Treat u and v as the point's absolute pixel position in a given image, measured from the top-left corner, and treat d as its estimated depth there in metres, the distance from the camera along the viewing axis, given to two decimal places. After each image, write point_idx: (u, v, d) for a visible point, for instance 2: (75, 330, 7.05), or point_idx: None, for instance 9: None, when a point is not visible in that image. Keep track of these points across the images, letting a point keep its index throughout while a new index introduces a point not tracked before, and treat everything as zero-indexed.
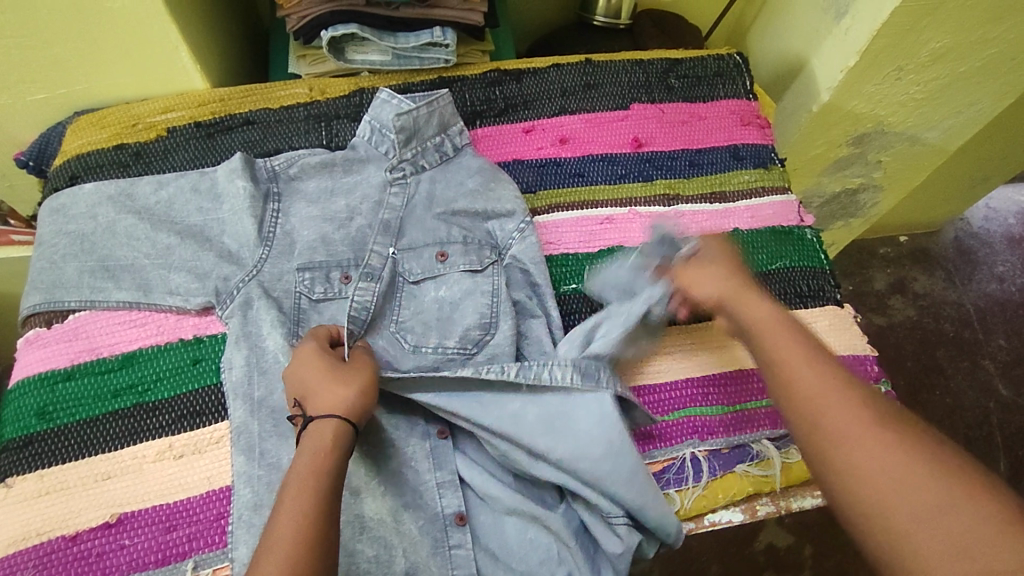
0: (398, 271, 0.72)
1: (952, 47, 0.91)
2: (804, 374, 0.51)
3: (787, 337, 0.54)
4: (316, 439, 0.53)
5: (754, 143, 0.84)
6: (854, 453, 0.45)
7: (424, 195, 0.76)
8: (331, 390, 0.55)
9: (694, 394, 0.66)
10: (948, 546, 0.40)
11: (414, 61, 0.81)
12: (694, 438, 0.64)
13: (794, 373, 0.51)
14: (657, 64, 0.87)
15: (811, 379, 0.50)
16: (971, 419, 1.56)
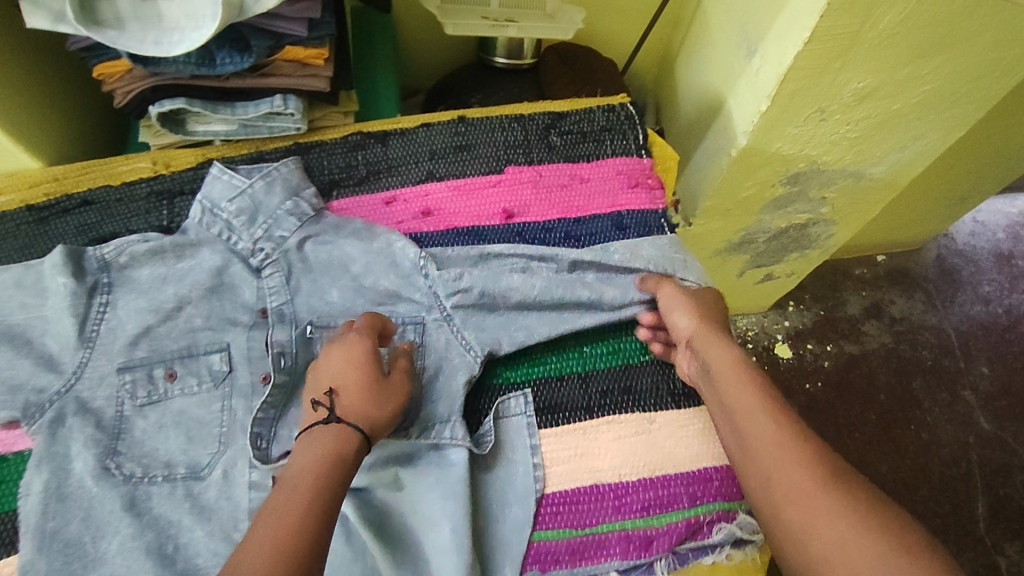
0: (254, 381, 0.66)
1: (877, 86, 0.81)
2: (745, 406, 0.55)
3: (731, 379, 0.58)
4: (336, 444, 0.53)
5: (640, 209, 0.76)
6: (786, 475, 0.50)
7: (286, 267, 0.69)
8: (365, 400, 0.56)
9: (543, 515, 0.60)
10: None
11: (262, 129, 0.74)
12: (533, 569, 0.59)
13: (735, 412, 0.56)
14: (539, 118, 0.79)
15: (753, 408, 0.55)
16: (948, 456, 1.46)
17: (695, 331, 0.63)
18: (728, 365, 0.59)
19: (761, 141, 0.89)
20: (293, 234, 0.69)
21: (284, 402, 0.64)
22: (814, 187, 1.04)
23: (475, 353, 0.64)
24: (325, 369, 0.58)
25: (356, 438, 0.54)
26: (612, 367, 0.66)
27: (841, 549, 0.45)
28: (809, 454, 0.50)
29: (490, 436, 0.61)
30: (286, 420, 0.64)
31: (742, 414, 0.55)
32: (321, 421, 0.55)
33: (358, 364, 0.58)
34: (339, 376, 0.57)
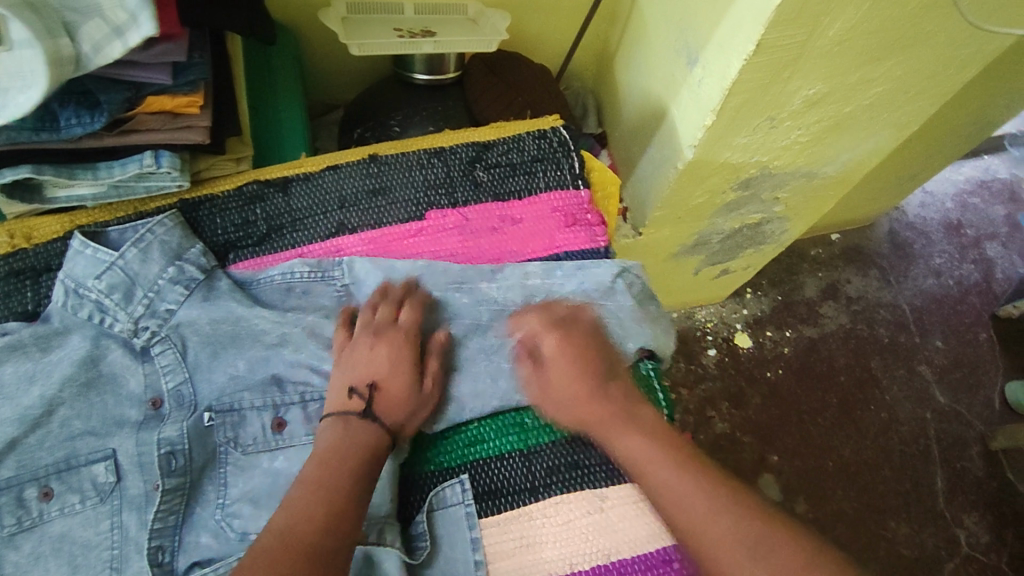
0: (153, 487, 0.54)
1: (828, 92, 0.75)
2: (686, 498, 0.52)
3: (648, 477, 0.54)
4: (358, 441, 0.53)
5: (579, 251, 0.68)
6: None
7: (182, 348, 0.59)
8: (400, 391, 0.56)
9: None
10: None
11: (137, 188, 0.63)
12: None
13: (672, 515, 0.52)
14: (462, 150, 0.70)
15: (695, 502, 0.51)
16: (909, 433, 1.45)
17: (593, 416, 0.57)
18: (652, 455, 0.55)
19: (709, 153, 0.82)
20: (181, 306, 0.59)
21: (185, 504, 0.54)
22: (767, 189, 0.98)
23: None
24: (363, 358, 0.57)
25: (381, 435, 0.54)
26: (558, 439, 0.60)
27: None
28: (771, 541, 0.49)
29: (425, 541, 0.54)
30: (192, 522, 0.54)
31: (686, 515, 0.51)
32: (356, 412, 0.54)
33: (401, 369, 0.57)
34: (380, 370, 0.56)
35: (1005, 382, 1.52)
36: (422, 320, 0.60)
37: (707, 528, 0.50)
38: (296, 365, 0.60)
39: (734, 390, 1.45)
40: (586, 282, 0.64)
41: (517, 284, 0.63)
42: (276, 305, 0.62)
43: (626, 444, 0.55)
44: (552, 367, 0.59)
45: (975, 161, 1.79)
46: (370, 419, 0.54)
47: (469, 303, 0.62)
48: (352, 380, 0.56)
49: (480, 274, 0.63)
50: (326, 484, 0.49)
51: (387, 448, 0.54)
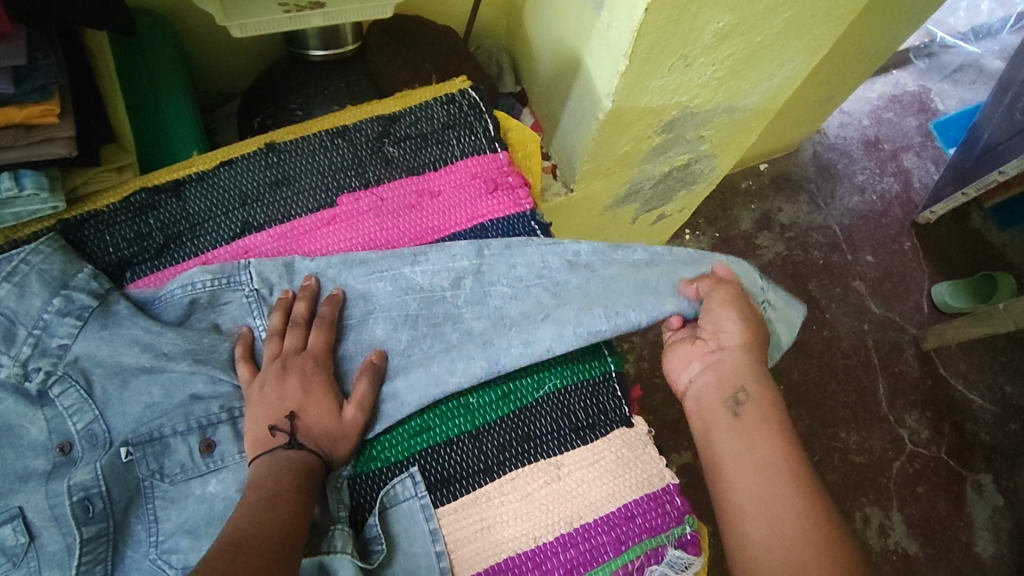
0: (71, 540, 0.50)
1: (737, 23, 0.74)
2: (745, 454, 0.56)
3: (718, 415, 0.60)
4: (286, 463, 0.49)
5: (504, 217, 0.65)
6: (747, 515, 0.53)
7: (84, 384, 0.53)
8: (323, 422, 0.52)
9: None
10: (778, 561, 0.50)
11: (4, 215, 0.55)
12: None
13: (725, 458, 0.57)
14: (367, 126, 0.65)
15: (756, 461, 0.55)
16: (849, 347, 1.51)
17: (739, 362, 0.61)
18: (762, 412, 0.58)
19: (628, 100, 0.80)
20: (76, 339, 0.54)
21: (114, 550, 0.51)
22: (691, 129, 0.98)
23: None
24: (277, 393, 0.53)
25: (313, 457, 0.51)
26: (505, 415, 0.58)
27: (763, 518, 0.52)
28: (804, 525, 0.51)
29: (381, 543, 0.51)
30: (125, 566, 0.51)
31: (730, 465, 0.56)
32: (282, 445, 0.51)
33: (320, 391, 0.54)
34: (301, 403, 0.53)
35: (931, 285, 1.61)
36: (332, 320, 0.57)
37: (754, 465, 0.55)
38: (216, 383, 0.56)
39: None
40: (515, 261, 0.61)
41: (442, 264, 0.60)
42: (184, 321, 0.57)
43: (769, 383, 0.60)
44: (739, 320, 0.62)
45: (886, 77, 1.84)
46: (299, 449, 0.50)
47: (395, 291, 0.59)
48: (272, 417, 0.52)
49: (403, 258, 0.60)
50: (258, 502, 0.46)
51: (320, 478, 0.51)
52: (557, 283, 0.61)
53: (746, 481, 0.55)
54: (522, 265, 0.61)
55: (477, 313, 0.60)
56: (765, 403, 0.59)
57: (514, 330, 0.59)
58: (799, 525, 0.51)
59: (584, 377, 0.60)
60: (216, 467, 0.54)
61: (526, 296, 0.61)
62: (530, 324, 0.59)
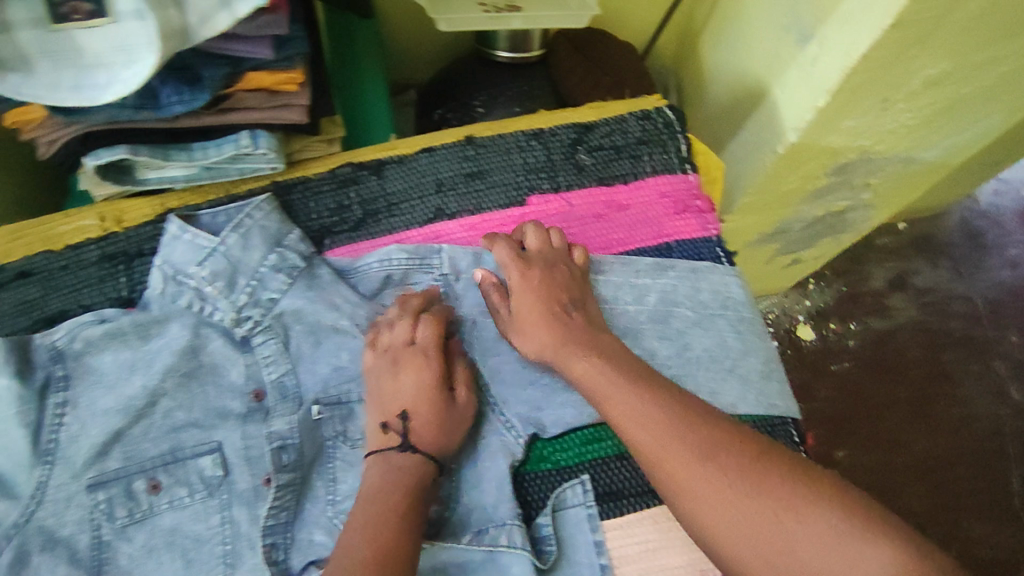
0: (261, 480, 0.55)
1: (950, 71, 0.69)
2: (650, 422, 0.47)
3: (567, 331, 0.53)
4: (393, 467, 0.49)
5: (691, 239, 0.63)
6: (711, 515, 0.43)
7: (286, 340, 0.58)
8: (434, 425, 0.52)
9: None
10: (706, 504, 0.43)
11: (230, 171, 0.61)
12: None
13: (630, 427, 0.47)
14: (563, 132, 0.66)
15: (629, 416, 0.48)
16: (983, 431, 1.38)
17: (520, 306, 0.55)
18: (600, 377, 0.50)
19: (814, 137, 0.76)
20: (284, 295, 0.58)
21: (295, 499, 0.54)
22: (861, 175, 0.92)
23: (516, 432, 0.55)
24: (391, 387, 0.53)
25: (423, 464, 0.50)
26: None
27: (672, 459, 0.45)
28: (789, 492, 0.43)
29: (551, 543, 0.50)
30: (304, 518, 0.54)
31: (603, 401, 0.49)
32: (395, 448, 0.50)
33: (427, 392, 0.53)
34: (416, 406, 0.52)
35: None
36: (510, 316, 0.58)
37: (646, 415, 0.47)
38: None
39: (799, 383, 1.40)
40: (701, 286, 0.61)
41: (627, 281, 0.60)
42: (377, 294, 0.61)
43: (568, 355, 0.52)
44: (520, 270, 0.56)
45: None
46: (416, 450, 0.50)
47: None
48: (385, 415, 0.52)
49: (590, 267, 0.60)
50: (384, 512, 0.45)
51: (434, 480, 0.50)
52: (742, 319, 0.60)
53: (683, 464, 0.45)
54: (709, 293, 0.60)
55: (659, 337, 0.58)
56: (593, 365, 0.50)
57: (700, 370, 0.57)
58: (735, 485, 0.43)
59: (763, 416, 0.57)
60: None
61: (710, 327, 0.59)
62: (717, 368, 0.57)
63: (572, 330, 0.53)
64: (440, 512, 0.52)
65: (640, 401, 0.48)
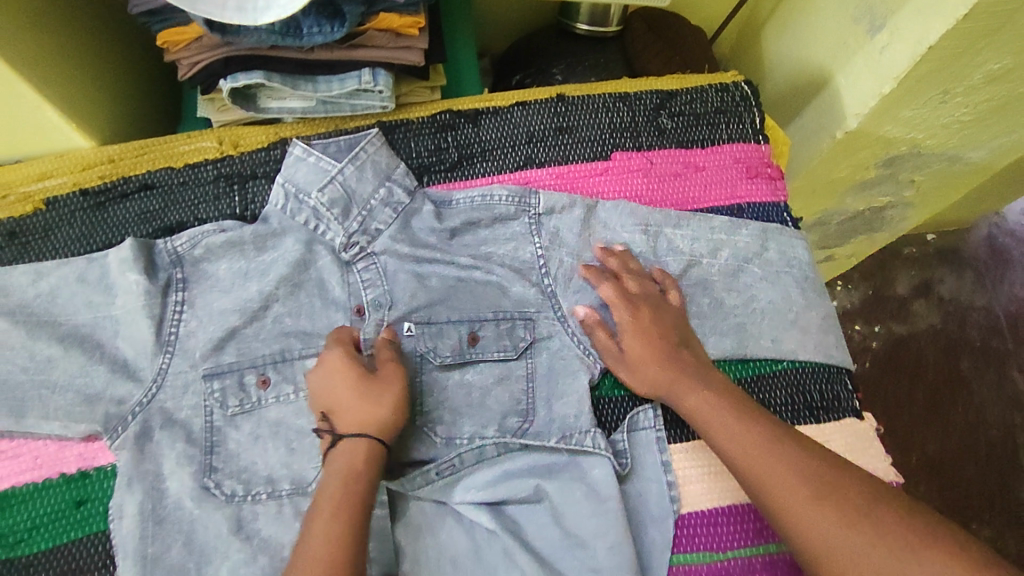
0: None
1: (1013, 67, 0.74)
2: (762, 461, 0.51)
3: (675, 362, 0.58)
4: (343, 459, 0.53)
5: (761, 203, 0.69)
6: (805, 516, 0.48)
7: (382, 269, 0.62)
8: (361, 402, 0.54)
9: (693, 537, 0.57)
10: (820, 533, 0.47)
11: (344, 107, 0.66)
12: None
13: (743, 466, 0.52)
14: (647, 97, 0.71)
15: (740, 450, 0.52)
16: (996, 435, 1.43)
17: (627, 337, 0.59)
18: (710, 413, 0.55)
19: (873, 125, 0.81)
20: (386, 230, 0.63)
21: None
22: (907, 170, 0.97)
23: (595, 357, 0.61)
24: (320, 390, 0.55)
25: (366, 452, 0.53)
26: (743, 378, 0.62)
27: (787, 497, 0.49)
28: (901, 524, 0.45)
29: (626, 457, 0.57)
30: None
31: (716, 428, 0.54)
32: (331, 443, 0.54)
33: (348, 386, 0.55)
34: (335, 399, 0.54)
35: None
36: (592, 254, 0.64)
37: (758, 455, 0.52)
38: (490, 284, 0.63)
39: None
40: (770, 245, 0.66)
41: (705, 236, 0.65)
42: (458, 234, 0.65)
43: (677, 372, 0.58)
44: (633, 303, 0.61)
45: None
46: (345, 436, 0.53)
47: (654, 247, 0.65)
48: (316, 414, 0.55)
49: (669, 221, 0.65)
50: (345, 515, 0.49)
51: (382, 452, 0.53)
52: (806, 277, 0.65)
53: (786, 481, 0.49)
54: (778, 252, 0.66)
55: (728, 288, 0.63)
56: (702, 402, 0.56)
57: (767, 318, 0.63)
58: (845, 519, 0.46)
59: (820, 364, 0.62)
60: (487, 367, 0.61)
61: (777, 282, 0.64)
62: (781, 319, 0.63)
63: (684, 367, 0.58)
64: (522, 424, 0.59)
65: (750, 438, 0.52)
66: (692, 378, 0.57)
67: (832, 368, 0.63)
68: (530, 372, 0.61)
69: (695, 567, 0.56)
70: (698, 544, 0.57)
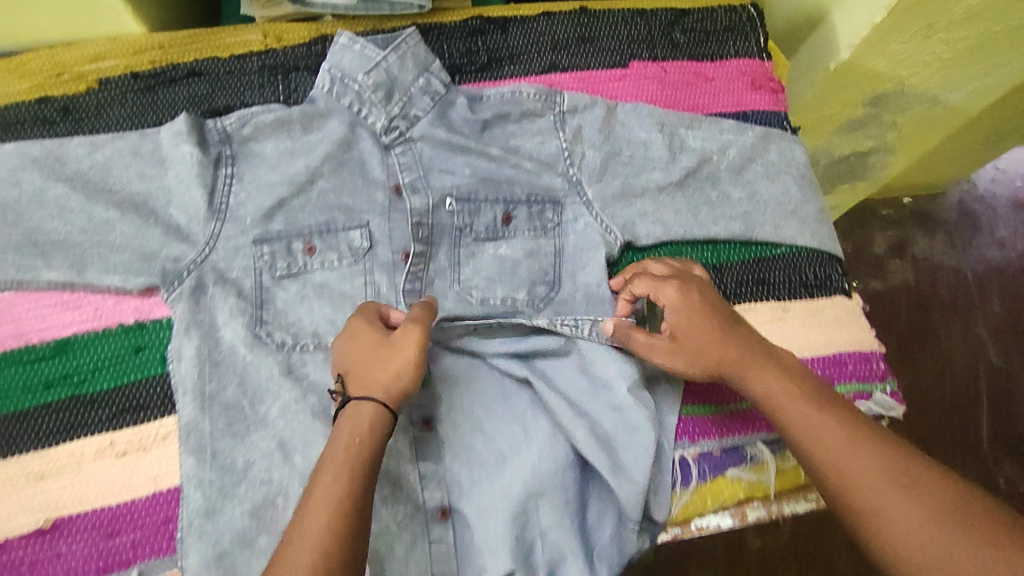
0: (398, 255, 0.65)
1: (989, 5, 0.79)
2: (840, 448, 0.48)
3: (735, 332, 0.56)
4: (353, 420, 0.51)
5: (764, 112, 0.75)
6: (909, 538, 0.44)
7: (421, 154, 0.67)
8: (370, 369, 0.52)
9: (701, 391, 0.63)
10: (902, 533, 0.44)
11: (383, 5, 0.70)
12: (711, 437, 0.62)
13: (818, 450, 0.49)
14: (663, 14, 0.77)
15: (817, 436, 0.49)
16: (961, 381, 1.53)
17: (689, 306, 0.57)
18: (781, 396, 0.52)
19: (862, 56, 0.89)
20: (424, 117, 0.67)
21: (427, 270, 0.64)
22: (891, 111, 1.04)
23: (614, 237, 0.67)
24: (346, 347, 0.55)
25: (382, 416, 0.51)
26: (745, 260, 0.69)
27: (864, 479, 0.47)
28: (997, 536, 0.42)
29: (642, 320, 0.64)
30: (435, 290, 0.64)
31: (787, 406, 0.52)
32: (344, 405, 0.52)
33: (371, 344, 0.53)
34: (352, 360, 0.53)
35: None
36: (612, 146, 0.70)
37: (838, 438, 0.49)
38: (520, 169, 0.68)
39: None
40: (772, 148, 0.72)
41: (714, 138, 0.71)
42: (488, 128, 0.69)
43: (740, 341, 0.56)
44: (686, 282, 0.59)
45: None
46: (354, 401, 0.52)
47: (669, 143, 0.70)
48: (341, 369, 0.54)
49: (682, 122, 0.71)
50: (347, 479, 0.47)
51: (387, 421, 0.51)
52: (803, 176, 0.72)
53: (869, 476, 0.46)
54: (778, 153, 0.72)
55: (733, 183, 0.70)
56: (774, 383, 0.53)
57: (768, 208, 0.69)
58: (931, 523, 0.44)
59: (816, 250, 0.70)
60: (517, 245, 0.66)
61: (777, 179, 0.71)
62: (782, 209, 0.69)
63: (755, 345, 0.55)
64: (548, 293, 0.65)
65: (831, 423, 0.50)
66: (763, 352, 0.55)
67: (828, 254, 0.70)
68: (557, 249, 0.67)
69: (702, 416, 0.62)
70: (705, 397, 0.63)
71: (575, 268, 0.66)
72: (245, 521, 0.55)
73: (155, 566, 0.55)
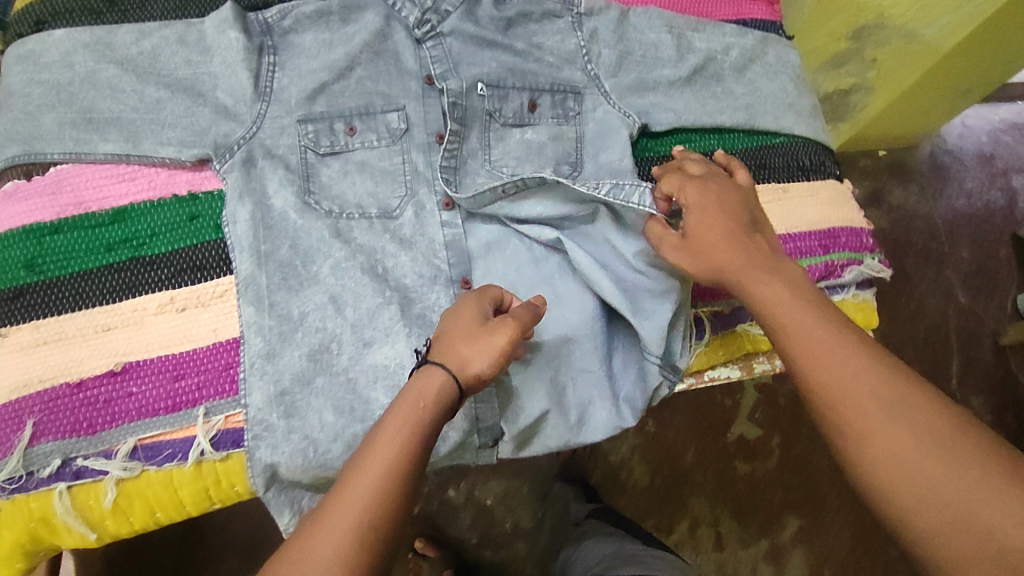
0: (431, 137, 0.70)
1: None
2: (835, 360, 0.47)
3: (747, 243, 0.56)
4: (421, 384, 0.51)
5: (762, 20, 0.82)
6: (888, 448, 0.43)
7: (451, 47, 0.71)
8: (459, 342, 0.53)
9: None
10: (879, 442, 0.44)
11: None
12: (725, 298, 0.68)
13: (812, 362, 0.48)
14: None
15: (810, 345, 0.48)
16: None
17: (696, 218, 0.58)
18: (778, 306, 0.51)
19: None
20: (453, 13, 0.71)
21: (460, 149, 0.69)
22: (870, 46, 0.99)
23: (631, 121, 0.73)
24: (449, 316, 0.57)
25: (449, 389, 0.51)
26: (748, 148, 0.76)
27: (850, 387, 0.46)
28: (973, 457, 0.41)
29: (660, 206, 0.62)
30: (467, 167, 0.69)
31: (785, 317, 0.51)
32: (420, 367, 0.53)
33: (467, 323, 0.55)
34: (449, 328, 0.55)
35: None
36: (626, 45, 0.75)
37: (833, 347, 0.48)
38: (542, 64, 0.73)
39: None
40: (770, 51, 0.78)
41: (719, 40, 0.76)
42: (511, 26, 0.73)
43: (779, 294, 0.52)
44: (698, 195, 0.59)
45: None
46: (429, 365, 0.52)
47: (677, 43, 0.76)
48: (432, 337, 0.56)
49: (690, 25, 0.76)
50: (402, 436, 0.48)
51: (451, 396, 0.51)
52: (798, 77, 0.78)
53: (856, 387, 0.45)
54: (776, 56, 0.78)
55: (737, 80, 0.76)
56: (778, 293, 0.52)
57: (768, 102, 0.76)
58: (911, 436, 0.43)
59: (810, 139, 0.77)
60: (542, 129, 0.71)
61: (775, 78, 0.77)
62: (781, 103, 0.77)
63: (764, 260, 0.54)
64: (571, 172, 0.71)
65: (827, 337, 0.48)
66: (770, 266, 0.54)
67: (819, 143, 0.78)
68: (578, 134, 0.72)
69: None
70: None
71: (597, 150, 0.72)
72: (304, 362, 0.60)
73: (219, 407, 0.60)
